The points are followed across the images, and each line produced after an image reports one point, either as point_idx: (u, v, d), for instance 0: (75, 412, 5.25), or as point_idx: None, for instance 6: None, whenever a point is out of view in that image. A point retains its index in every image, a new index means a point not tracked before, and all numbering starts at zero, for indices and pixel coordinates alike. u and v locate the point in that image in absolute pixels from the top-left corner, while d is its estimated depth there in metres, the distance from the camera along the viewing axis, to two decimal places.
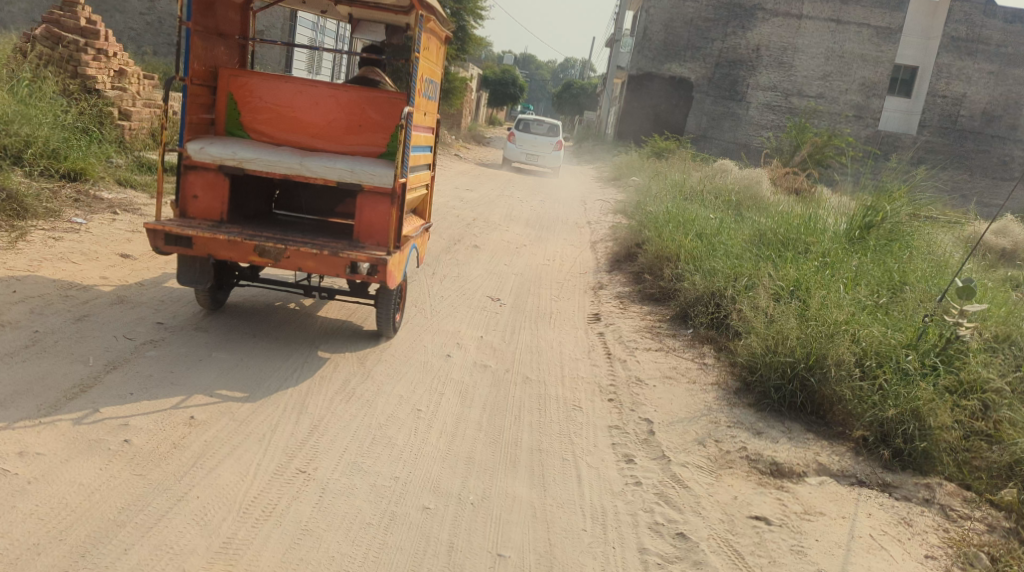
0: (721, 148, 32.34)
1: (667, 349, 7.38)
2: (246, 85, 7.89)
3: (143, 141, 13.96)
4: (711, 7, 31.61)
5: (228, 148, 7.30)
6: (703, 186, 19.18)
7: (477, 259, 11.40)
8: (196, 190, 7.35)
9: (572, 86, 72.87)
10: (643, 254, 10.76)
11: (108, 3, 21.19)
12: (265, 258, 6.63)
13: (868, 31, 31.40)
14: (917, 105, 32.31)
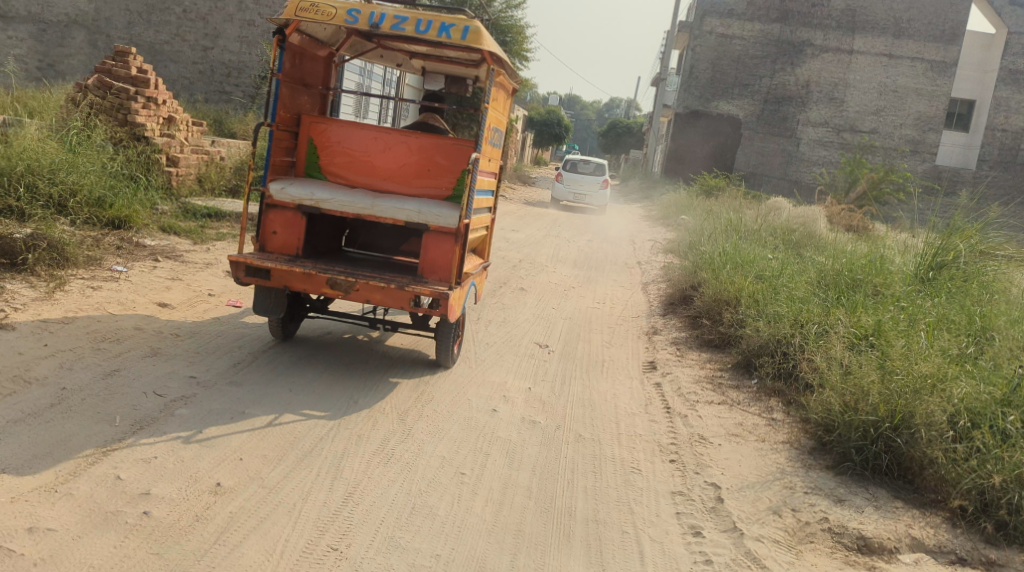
0: (772, 185, 31.77)
1: (732, 403, 6.91)
2: (325, 130, 8.04)
3: (190, 187, 13.92)
4: (759, 44, 31.35)
5: (306, 189, 7.50)
6: (756, 224, 18.63)
7: (524, 303, 11.00)
8: (275, 228, 7.53)
9: (619, 125, 72.84)
10: (700, 297, 10.18)
11: (163, 53, 21.60)
12: (337, 289, 6.95)
13: (922, 65, 30.57)
14: (976, 138, 31.43)
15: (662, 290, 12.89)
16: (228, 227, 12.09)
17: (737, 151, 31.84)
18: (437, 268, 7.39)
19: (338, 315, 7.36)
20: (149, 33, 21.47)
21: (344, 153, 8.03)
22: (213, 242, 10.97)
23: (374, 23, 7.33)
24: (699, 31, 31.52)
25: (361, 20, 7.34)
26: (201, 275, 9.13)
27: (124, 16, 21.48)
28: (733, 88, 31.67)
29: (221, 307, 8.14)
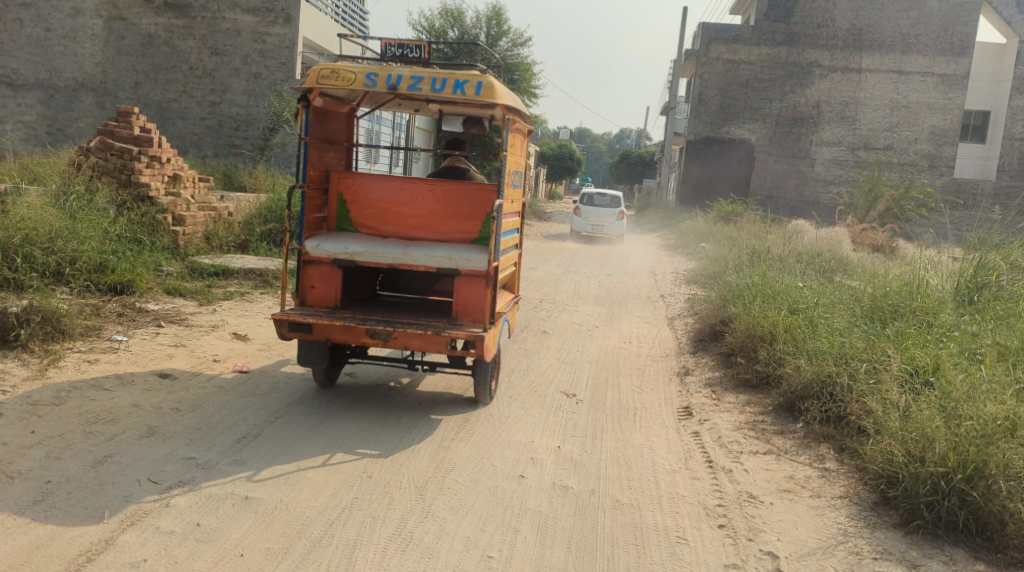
0: (790, 208, 31.31)
1: (779, 453, 6.38)
2: (353, 184, 8.15)
3: (198, 246, 13.32)
4: (767, 68, 30.92)
5: (340, 244, 7.62)
6: (779, 248, 18.09)
7: (547, 347, 10.50)
8: (313, 283, 7.66)
9: (630, 155, 72.70)
10: (731, 333, 9.63)
11: (168, 112, 21.42)
12: (374, 338, 7.08)
13: (933, 79, 30.16)
14: (993, 149, 31.04)
15: (689, 324, 12.36)
16: (237, 285, 11.52)
17: (752, 175, 31.36)
18: (471, 309, 7.51)
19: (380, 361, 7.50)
20: (157, 91, 21.33)
21: (373, 205, 8.13)
22: (220, 301, 10.45)
23: (392, 85, 7.36)
24: (706, 58, 31.04)
25: (379, 83, 7.38)
26: (208, 339, 8.72)
27: (130, 76, 21.34)
28: (742, 113, 31.27)
29: (226, 373, 7.71)
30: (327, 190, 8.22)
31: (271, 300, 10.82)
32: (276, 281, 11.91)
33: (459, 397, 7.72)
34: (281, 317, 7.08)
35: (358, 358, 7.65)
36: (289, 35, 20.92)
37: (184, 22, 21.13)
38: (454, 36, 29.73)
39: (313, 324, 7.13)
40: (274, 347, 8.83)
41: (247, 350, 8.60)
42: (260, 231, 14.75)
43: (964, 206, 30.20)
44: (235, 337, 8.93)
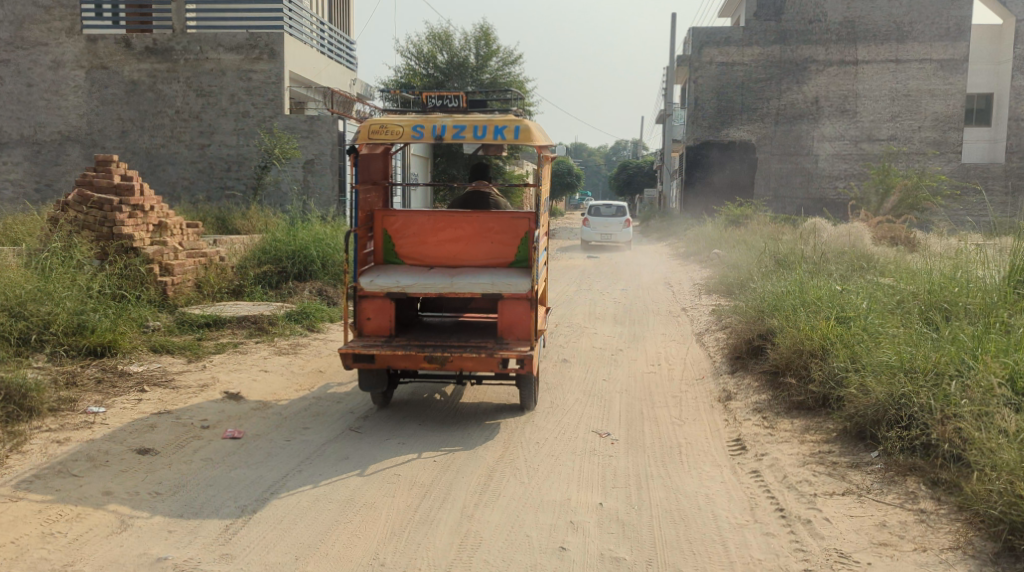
0: (797, 207, 30.65)
1: (860, 492, 5.60)
2: (396, 221, 8.44)
3: (187, 295, 12.38)
4: (762, 67, 30.17)
5: (392, 277, 7.85)
6: (796, 248, 17.22)
7: (572, 377, 9.59)
8: (368, 316, 7.84)
9: (629, 167, 72.01)
10: (775, 349, 8.74)
11: (156, 158, 20.58)
12: (432, 361, 7.47)
13: (931, 65, 29.31)
14: (1000, 132, 30.17)
15: (719, 341, 11.44)
16: (230, 337, 10.54)
17: (756, 178, 30.69)
18: (516, 329, 7.79)
19: (433, 379, 7.91)
20: (145, 138, 20.50)
21: (417, 237, 8.40)
22: (212, 355, 9.51)
23: (436, 134, 7.89)
24: (699, 63, 30.27)
25: (425, 134, 7.95)
26: (196, 401, 7.75)
27: (116, 125, 20.48)
28: (740, 114, 30.47)
29: (216, 440, 6.76)
30: (372, 227, 8.50)
31: (267, 350, 9.91)
32: (272, 328, 10.96)
33: (485, 445, 6.80)
34: (348, 350, 7.47)
35: (411, 377, 8.02)
36: (275, 70, 20.18)
37: (167, 66, 20.28)
38: (444, 60, 28.96)
39: (375, 353, 7.51)
40: (269, 405, 7.91)
41: (239, 410, 7.65)
42: (254, 274, 13.83)
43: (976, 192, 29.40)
44: (227, 397, 7.97)
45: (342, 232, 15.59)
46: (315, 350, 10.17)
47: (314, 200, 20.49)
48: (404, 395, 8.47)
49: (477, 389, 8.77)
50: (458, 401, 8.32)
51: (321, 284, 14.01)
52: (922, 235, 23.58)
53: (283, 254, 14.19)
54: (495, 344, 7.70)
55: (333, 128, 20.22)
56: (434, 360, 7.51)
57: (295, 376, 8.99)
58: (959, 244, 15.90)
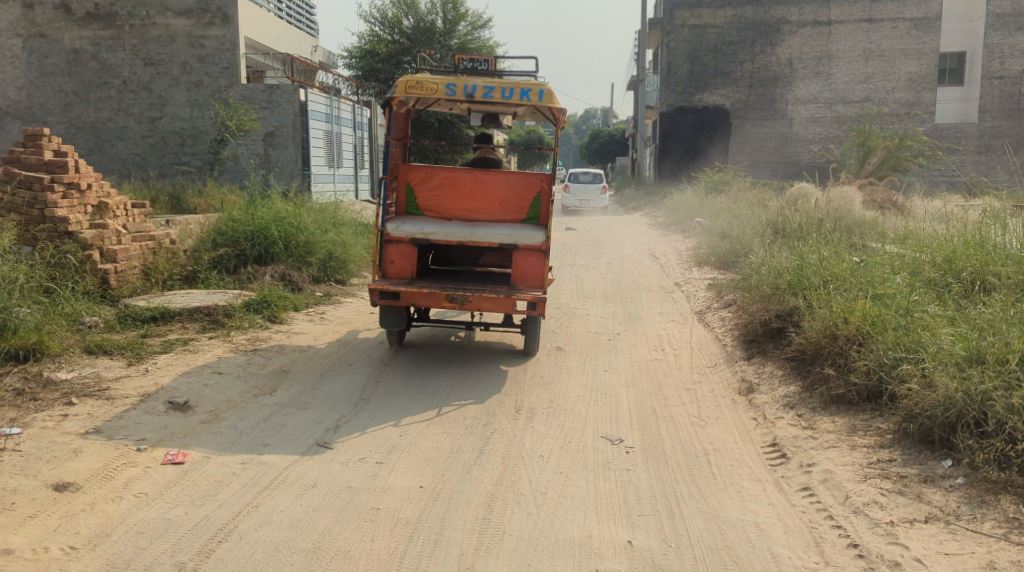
0: (773, 170, 30.43)
1: (947, 519, 4.82)
2: (418, 173, 9.46)
3: (131, 285, 11.11)
4: (734, 29, 30.03)
5: (417, 225, 8.78)
6: (786, 215, 16.28)
7: (569, 368, 8.55)
8: (393, 257, 8.76)
9: (601, 135, 70.70)
10: (800, 331, 7.72)
11: (104, 133, 19.10)
12: (451, 301, 8.39)
13: (905, 24, 28.94)
14: (973, 90, 29.22)
15: (724, 321, 10.37)
16: (180, 332, 9.33)
17: (730, 142, 30.52)
18: (528, 278, 8.75)
19: (446, 325, 8.96)
20: (90, 112, 19.01)
21: (437, 190, 9.44)
22: (156, 356, 8.29)
23: (469, 92, 8.86)
24: (671, 26, 30.37)
25: (458, 92, 8.89)
26: (133, 414, 6.53)
27: (59, 98, 18.99)
28: (714, 78, 30.33)
29: (155, 468, 5.51)
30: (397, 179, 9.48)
31: (221, 348, 8.69)
32: (229, 321, 9.75)
33: (481, 462, 5.76)
34: (374, 285, 8.41)
35: (422, 322, 9.01)
36: (229, 35, 18.85)
37: (111, 33, 18.83)
38: (410, 25, 27.58)
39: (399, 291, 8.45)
40: (222, 417, 6.75)
41: (185, 425, 6.45)
42: (209, 259, 12.57)
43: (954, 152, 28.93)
44: (170, 408, 6.78)
45: (305, 210, 14.31)
46: (277, 346, 8.99)
47: (275, 174, 19.14)
48: (378, 404, 7.36)
49: (475, 352, 9.22)
50: (456, 371, 8.42)
51: (285, 268, 12.80)
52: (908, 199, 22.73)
53: (241, 236, 12.91)
54: (509, 289, 8.62)
55: (293, 98, 18.89)
56: (454, 301, 8.41)
57: (252, 380, 7.85)
58: (954, 212, 15.18)
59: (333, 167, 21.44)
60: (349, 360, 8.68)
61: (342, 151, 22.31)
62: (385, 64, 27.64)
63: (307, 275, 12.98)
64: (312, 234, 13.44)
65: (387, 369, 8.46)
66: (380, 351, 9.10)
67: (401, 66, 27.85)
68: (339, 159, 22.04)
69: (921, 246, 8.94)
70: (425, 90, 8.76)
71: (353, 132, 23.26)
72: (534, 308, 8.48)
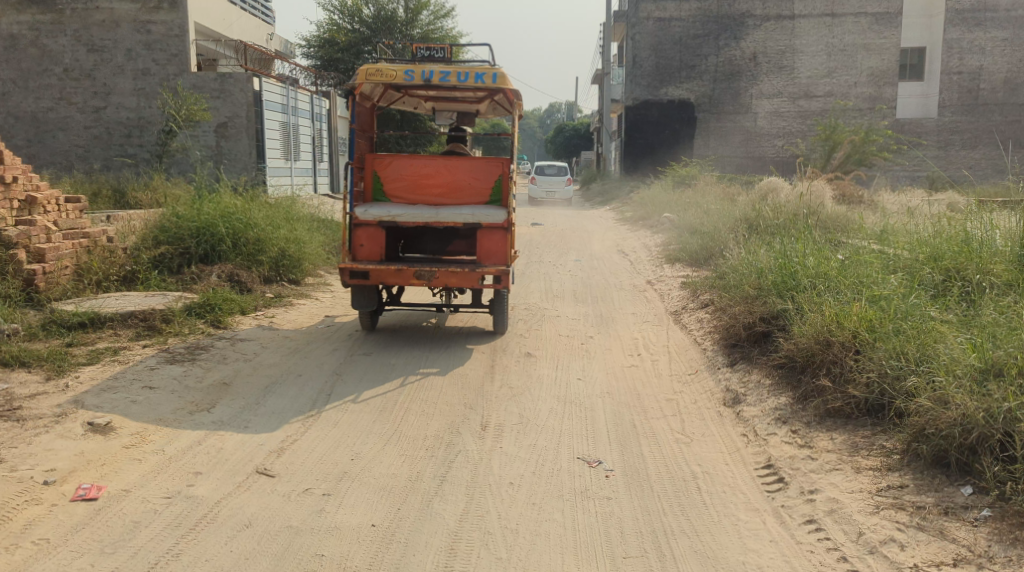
0: (736, 165, 30.11)
1: (977, 563, 4.24)
2: (384, 161, 9.55)
3: (59, 289, 10.42)
4: (698, 23, 29.55)
5: (384, 208, 9.10)
6: (755, 211, 15.83)
7: (536, 377, 7.90)
8: (362, 240, 9.12)
9: (565, 129, 70.25)
10: (788, 338, 7.09)
11: (46, 123, 18.07)
12: (419, 278, 8.80)
13: (866, 20, 28.90)
14: (934, 86, 29.14)
15: (701, 323, 9.78)
16: (110, 341, 8.56)
17: (694, 136, 30.07)
18: (493, 254, 9.16)
19: (416, 307, 9.44)
20: (30, 101, 18.00)
21: (403, 178, 9.56)
22: (81, 369, 7.52)
23: (427, 78, 8.81)
24: (635, 19, 29.74)
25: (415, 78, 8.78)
26: (47, 441, 5.91)
27: None
28: (679, 72, 29.85)
29: (61, 506, 4.93)
30: (363, 168, 9.59)
31: (155, 358, 7.91)
32: (166, 327, 8.98)
33: (444, 493, 5.13)
34: (345, 266, 8.85)
35: (393, 306, 9.53)
36: (178, 22, 17.97)
37: (52, 17, 17.82)
38: (370, 14, 26.77)
39: (369, 271, 8.88)
40: (149, 440, 6.13)
41: (104, 452, 5.85)
42: (150, 258, 11.78)
43: (916, 146, 28.92)
44: (89, 431, 6.15)
45: (257, 206, 13.50)
46: (218, 354, 8.25)
47: (228, 167, 18.24)
48: (326, 427, 6.65)
49: (446, 333, 9.63)
50: (425, 347, 8.86)
51: (233, 268, 12.00)
52: (875, 193, 22.53)
53: (186, 233, 12.13)
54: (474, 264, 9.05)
55: (247, 87, 18.04)
56: (421, 278, 8.84)
57: (188, 395, 7.18)
58: (922, 209, 14.94)
59: (290, 159, 20.57)
60: (298, 370, 7.96)
61: (299, 143, 21.46)
62: (345, 54, 26.76)
63: (257, 275, 12.18)
64: (263, 230, 12.65)
65: (338, 381, 7.72)
66: (334, 357, 8.40)
67: (361, 56, 27.00)
68: (296, 151, 21.18)
69: (906, 243, 8.42)
70: (384, 78, 8.72)
71: (311, 124, 22.40)
72: (500, 281, 8.92)
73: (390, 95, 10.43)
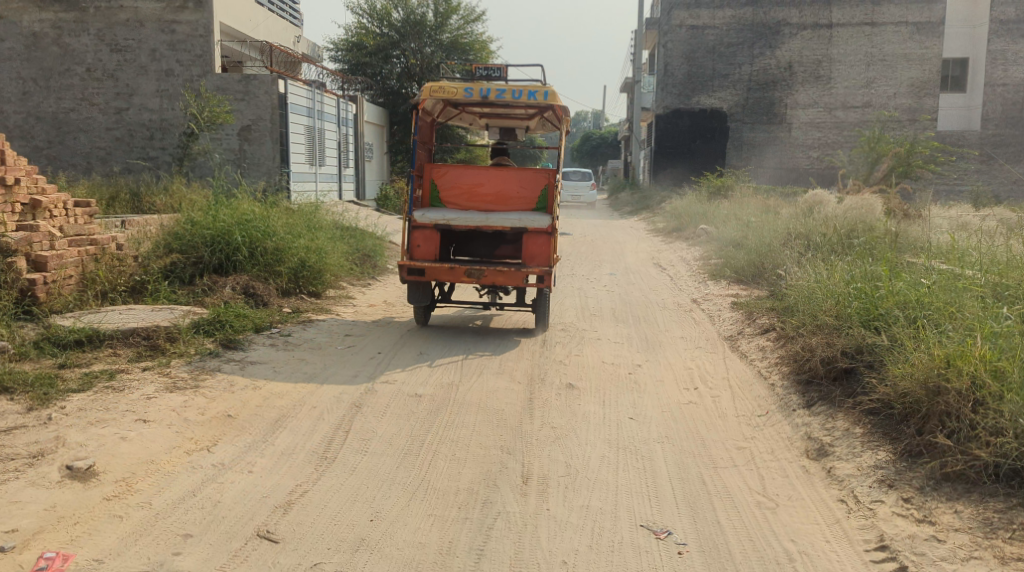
0: (772, 176, 29.07)
1: None
2: (440, 170, 10.05)
3: (61, 301, 9.59)
4: (733, 31, 28.51)
5: (439, 212, 9.58)
6: (802, 225, 14.78)
7: (583, 415, 6.93)
8: (417, 242, 9.57)
9: (592, 137, 69.28)
10: (883, 379, 6.11)
11: (67, 124, 17.33)
12: (467, 276, 9.19)
13: (907, 29, 27.74)
14: (977, 98, 28.10)
15: (763, 353, 8.72)
16: (106, 362, 7.65)
17: (726, 146, 28.99)
18: (537, 257, 9.57)
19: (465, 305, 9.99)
20: (51, 101, 17.26)
21: (457, 185, 10.04)
22: (69, 397, 6.59)
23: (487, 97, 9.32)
24: (668, 26, 28.75)
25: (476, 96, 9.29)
26: (15, 490, 5.05)
27: (17, 85, 17.29)
28: (712, 81, 28.81)
29: None
30: (421, 177, 10.10)
31: (154, 386, 6.96)
32: (169, 347, 8.08)
33: None
34: (403, 264, 9.31)
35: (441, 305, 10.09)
36: (202, 21, 17.18)
37: (74, 15, 17.10)
38: (400, 17, 25.92)
39: (424, 269, 9.33)
40: (136, 489, 5.22)
41: (80, 506, 4.96)
42: (160, 268, 10.93)
43: (960, 159, 27.74)
44: (67, 477, 5.25)
45: (276, 213, 12.65)
46: (225, 380, 7.35)
47: (251, 171, 17.37)
48: (342, 473, 5.70)
49: (488, 335, 9.91)
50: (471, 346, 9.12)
51: (249, 279, 11.11)
52: (922, 207, 21.37)
53: (200, 241, 11.29)
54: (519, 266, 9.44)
55: (272, 90, 17.22)
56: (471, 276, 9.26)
57: (187, 431, 6.24)
58: (978, 226, 13.89)
59: (314, 165, 19.73)
60: (314, 402, 7.02)
61: (325, 148, 20.61)
62: (373, 58, 25.92)
63: (274, 288, 11.30)
64: (282, 239, 11.80)
65: (358, 414, 6.78)
66: (354, 385, 7.48)
67: (390, 61, 26.14)
68: (322, 156, 20.36)
69: (990, 269, 7.42)
70: (447, 94, 9.31)
71: (338, 129, 21.58)
72: (544, 282, 9.29)
73: (448, 111, 10.81)
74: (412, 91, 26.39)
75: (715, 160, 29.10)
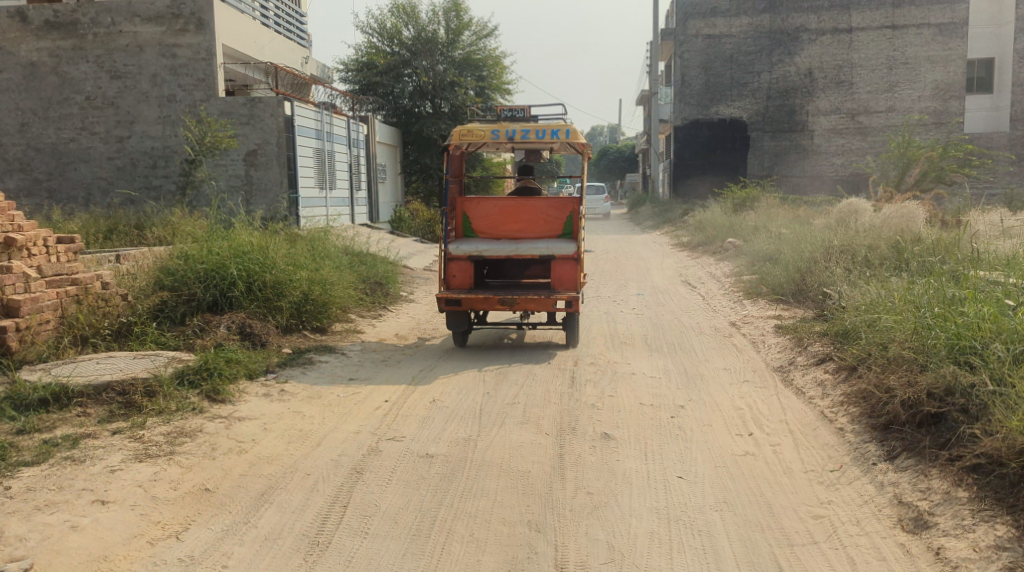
0: (797, 186, 27.92)
1: None
2: (471, 203, 9.81)
3: (35, 350, 8.68)
4: (751, 39, 27.48)
5: (473, 244, 9.33)
6: (840, 237, 13.67)
7: (623, 472, 5.91)
8: (453, 272, 9.28)
9: (610, 152, 68.27)
10: (994, 430, 5.06)
11: (69, 154, 16.19)
12: (502, 304, 8.97)
13: (930, 31, 26.59)
14: (1005, 99, 27.02)
15: (824, 390, 7.59)
16: (72, 427, 6.68)
17: (748, 156, 27.96)
18: (566, 283, 9.25)
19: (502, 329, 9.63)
20: (50, 132, 16.14)
21: (489, 216, 9.79)
22: (19, 475, 5.61)
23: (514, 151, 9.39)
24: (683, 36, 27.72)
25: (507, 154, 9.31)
26: None
27: (14, 116, 16.18)
28: (730, 90, 27.78)
29: None
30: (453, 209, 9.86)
31: (122, 455, 5.98)
32: (147, 403, 7.09)
33: None
34: (441, 294, 9.03)
35: (480, 327, 9.71)
36: (205, 44, 16.03)
37: (73, 43, 16.00)
38: (410, 35, 25.03)
39: (461, 299, 9.05)
40: None
41: None
42: (149, 308, 9.93)
43: (991, 160, 26.53)
44: None
45: (278, 242, 11.68)
46: (206, 442, 6.37)
47: (256, 199, 16.33)
48: (336, 567, 4.79)
49: (509, 371, 8.90)
50: (492, 386, 8.19)
51: (246, 316, 10.14)
52: (959, 211, 20.15)
53: (192, 276, 10.27)
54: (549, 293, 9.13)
55: (278, 112, 16.16)
56: (505, 304, 8.96)
57: (154, 513, 5.26)
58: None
59: (325, 189, 18.81)
60: (308, 468, 6.00)
61: (335, 171, 19.71)
62: (384, 77, 24.97)
63: (273, 325, 10.36)
64: (283, 271, 10.83)
65: (359, 482, 5.75)
66: (355, 443, 6.43)
67: (401, 80, 25.15)
68: (332, 180, 19.43)
69: None
70: (475, 137, 9.70)
71: (348, 150, 20.65)
72: (574, 307, 8.95)
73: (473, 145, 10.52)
74: (426, 109, 25.47)
75: (737, 170, 28.07)
